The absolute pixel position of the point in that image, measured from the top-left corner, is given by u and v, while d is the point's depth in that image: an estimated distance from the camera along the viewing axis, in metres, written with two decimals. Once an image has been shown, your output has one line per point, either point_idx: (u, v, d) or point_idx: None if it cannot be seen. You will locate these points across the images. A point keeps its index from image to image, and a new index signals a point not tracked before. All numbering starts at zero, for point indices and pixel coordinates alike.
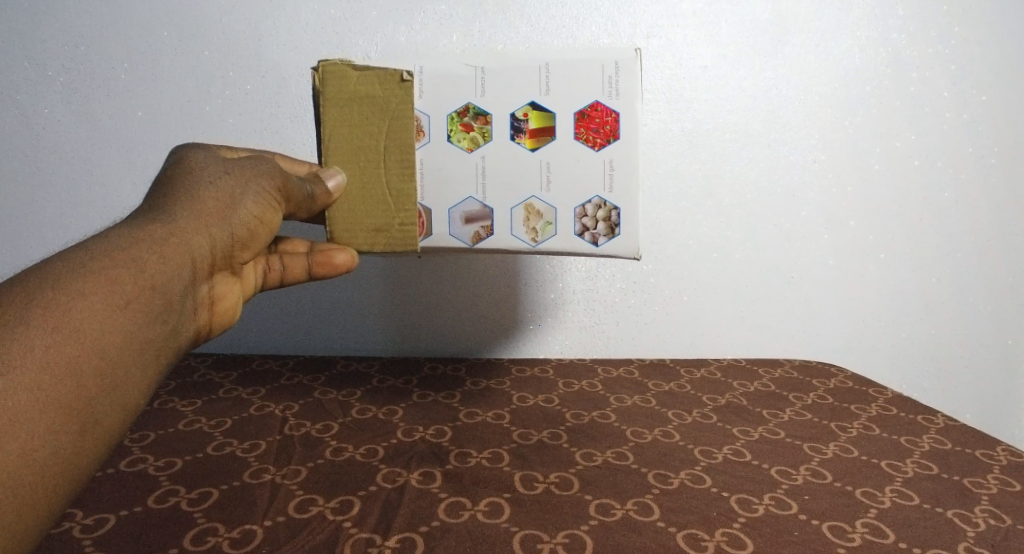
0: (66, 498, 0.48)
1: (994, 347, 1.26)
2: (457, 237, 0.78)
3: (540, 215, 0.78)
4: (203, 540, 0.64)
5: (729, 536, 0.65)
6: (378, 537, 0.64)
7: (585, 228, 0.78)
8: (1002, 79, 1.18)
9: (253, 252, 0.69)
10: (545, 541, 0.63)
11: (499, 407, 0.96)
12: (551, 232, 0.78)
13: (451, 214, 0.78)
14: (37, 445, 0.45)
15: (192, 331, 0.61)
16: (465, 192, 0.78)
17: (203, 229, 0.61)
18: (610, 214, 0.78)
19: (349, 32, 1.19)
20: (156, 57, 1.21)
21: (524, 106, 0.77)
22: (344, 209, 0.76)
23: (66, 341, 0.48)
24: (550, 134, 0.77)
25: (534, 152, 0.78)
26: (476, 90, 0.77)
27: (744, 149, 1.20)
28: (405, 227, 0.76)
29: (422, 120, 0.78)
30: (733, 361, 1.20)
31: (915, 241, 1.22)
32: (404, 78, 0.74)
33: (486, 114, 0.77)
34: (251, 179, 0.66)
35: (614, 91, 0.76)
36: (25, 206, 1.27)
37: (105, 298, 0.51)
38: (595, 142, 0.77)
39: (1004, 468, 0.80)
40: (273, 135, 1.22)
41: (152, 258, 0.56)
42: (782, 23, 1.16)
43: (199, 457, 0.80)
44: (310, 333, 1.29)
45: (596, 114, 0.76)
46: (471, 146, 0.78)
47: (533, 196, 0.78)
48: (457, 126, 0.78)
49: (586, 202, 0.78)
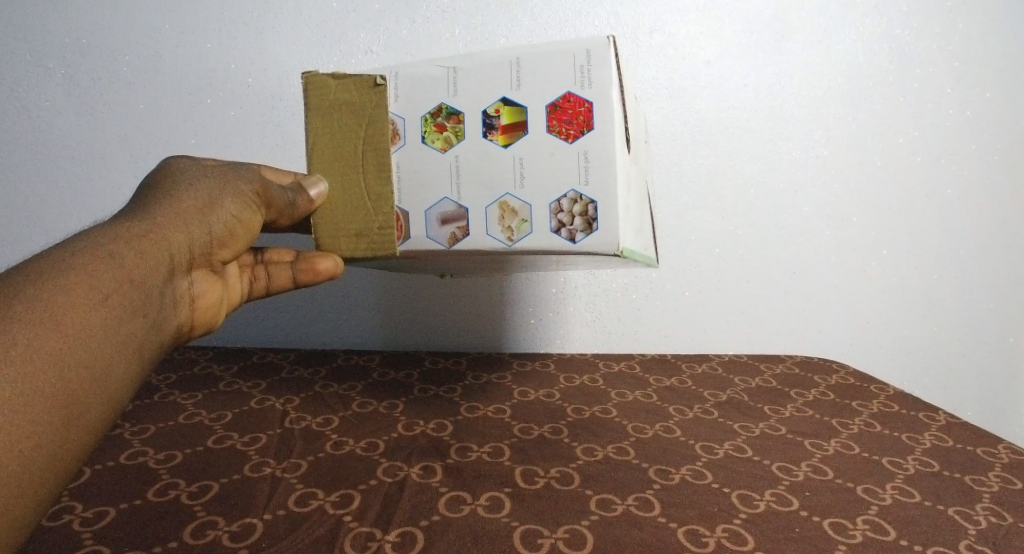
0: (52, 492, 0.47)
1: (996, 344, 1.26)
2: (435, 240, 0.71)
3: (514, 213, 0.68)
4: (202, 534, 0.64)
5: (731, 532, 0.65)
6: (378, 531, 0.64)
7: (561, 224, 0.66)
8: (1007, 76, 1.17)
9: (234, 252, 0.69)
10: (546, 536, 0.63)
11: (499, 401, 0.96)
12: (527, 230, 0.67)
13: (427, 216, 0.71)
14: (21, 437, 0.45)
15: (174, 326, 0.62)
16: (439, 192, 0.70)
17: (182, 227, 0.62)
18: (587, 208, 0.66)
19: (350, 25, 1.18)
20: (158, 50, 1.21)
21: (495, 103, 0.68)
22: (328, 215, 0.74)
23: (48, 335, 0.48)
24: (522, 128, 0.67)
25: (507, 148, 0.68)
26: (447, 89, 0.70)
27: (747, 143, 1.19)
28: (384, 231, 0.72)
29: (396, 124, 0.71)
30: (735, 358, 1.20)
31: (917, 238, 1.22)
32: (377, 82, 0.71)
33: (459, 113, 0.69)
34: (228, 182, 0.67)
35: (586, 81, 0.66)
36: (26, 200, 1.26)
37: (85, 292, 0.51)
38: (568, 134, 0.66)
39: (1005, 466, 0.80)
40: (273, 128, 1.21)
41: (131, 253, 0.56)
42: (784, 19, 1.15)
43: (200, 450, 0.80)
44: (311, 327, 1.29)
45: (568, 105, 0.66)
46: (445, 146, 0.70)
47: (506, 194, 0.68)
48: (430, 127, 0.70)
49: (562, 198, 0.66)
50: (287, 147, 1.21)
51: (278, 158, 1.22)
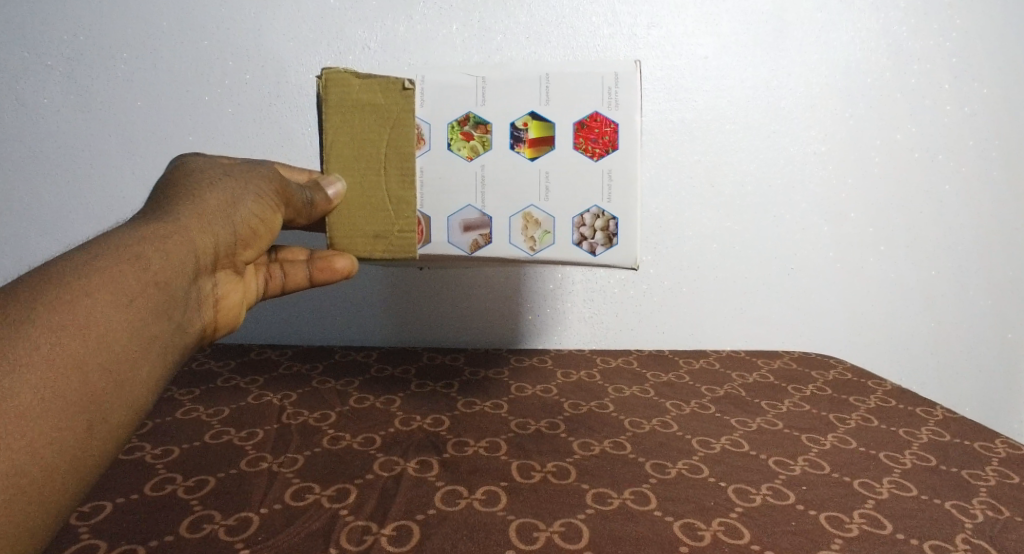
0: (72, 499, 0.46)
1: (994, 339, 1.26)
2: (456, 245, 0.77)
3: (538, 225, 0.77)
4: (199, 528, 0.64)
5: (727, 526, 0.65)
6: (374, 524, 0.64)
7: (583, 238, 0.77)
8: (1004, 72, 1.17)
9: (256, 251, 0.68)
10: (541, 530, 0.63)
11: (496, 397, 0.96)
12: (548, 242, 0.77)
13: (450, 222, 0.77)
14: (43, 443, 0.44)
15: (198, 328, 0.60)
16: (463, 200, 0.77)
17: (207, 227, 0.61)
18: (608, 224, 0.76)
19: (349, 24, 1.18)
20: (156, 48, 1.21)
21: (524, 116, 0.76)
22: (345, 215, 0.75)
23: (72, 338, 0.47)
24: (549, 143, 0.76)
25: (533, 161, 0.76)
26: (476, 99, 0.76)
27: (745, 140, 1.19)
28: (405, 234, 0.75)
29: (422, 129, 0.76)
30: (733, 353, 1.20)
31: (915, 234, 1.22)
32: (405, 87, 0.74)
33: (486, 123, 0.76)
34: (251, 181, 0.66)
35: (613, 102, 0.75)
36: (26, 198, 1.27)
37: (110, 294, 0.50)
38: (594, 152, 0.76)
39: (1003, 460, 0.80)
40: (271, 125, 1.22)
41: (157, 253, 0.55)
42: (782, 15, 1.15)
43: (196, 445, 0.80)
44: (309, 324, 1.29)
45: (595, 125, 0.75)
46: (471, 155, 0.76)
47: (531, 205, 0.77)
48: (457, 135, 0.76)
49: (584, 212, 0.76)
50: (287, 145, 1.22)
51: (278, 155, 1.22)
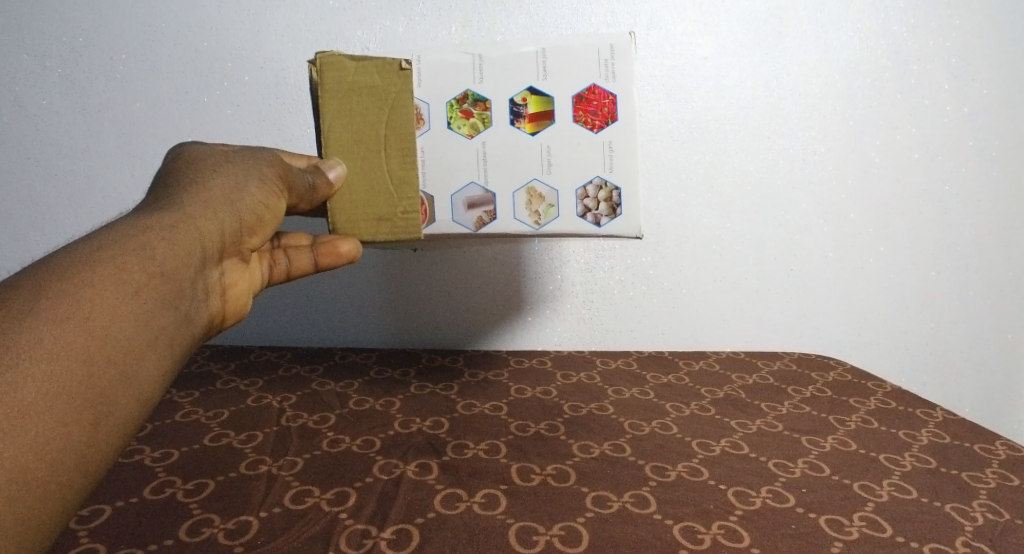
0: (80, 494, 0.45)
1: (994, 340, 1.26)
2: (461, 223, 0.78)
3: (542, 199, 0.78)
4: (199, 532, 0.63)
5: (727, 529, 0.65)
6: (374, 529, 0.64)
7: (587, 209, 0.78)
8: (1004, 72, 1.16)
9: (262, 238, 0.68)
10: (541, 534, 0.63)
11: (495, 399, 0.96)
12: (554, 215, 0.78)
13: (454, 200, 0.78)
14: (51, 437, 0.43)
15: (206, 318, 0.60)
16: (466, 177, 0.78)
17: (212, 216, 0.60)
18: (610, 194, 0.77)
19: (347, 24, 1.18)
20: (154, 49, 1.21)
21: (522, 92, 0.76)
22: (346, 199, 0.75)
23: (78, 330, 0.46)
24: (549, 118, 0.76)
25: (535, 136, 0.77)
26: (474, 77, 0.76)
27: (744, 141, 1.19)
28: (408, 215, 0.74)
29: (421, 108, 0.76)
30: (733, 355, 1.20)
31: (914, 236, 1.22)
32: (402, 67, 0.74)
33: (485, 100, 0.77)
34: (253, 168, 0.66)
35: (610, 74, 0.74)
36: (27, 199, 1.27)
37: (115, 286, 0.50)
38: (594, 124, 0.76)
39: (1003, 462, 0.80)
40: (270, 126, 1.21)
41: (162, 244, 0.54)
42: (782, 15, 1.15)
43: (196, 448, 0.80)
44: (308, 325, 1.29)
45: (593, 97, 0.75)
46: (472, 132, 0.77)
47: (534, 180, 0.78)
48: (456, 113, 0.76)
49: (587, 184, 0.77)
50: (285, 146, 1.22)
51: None
